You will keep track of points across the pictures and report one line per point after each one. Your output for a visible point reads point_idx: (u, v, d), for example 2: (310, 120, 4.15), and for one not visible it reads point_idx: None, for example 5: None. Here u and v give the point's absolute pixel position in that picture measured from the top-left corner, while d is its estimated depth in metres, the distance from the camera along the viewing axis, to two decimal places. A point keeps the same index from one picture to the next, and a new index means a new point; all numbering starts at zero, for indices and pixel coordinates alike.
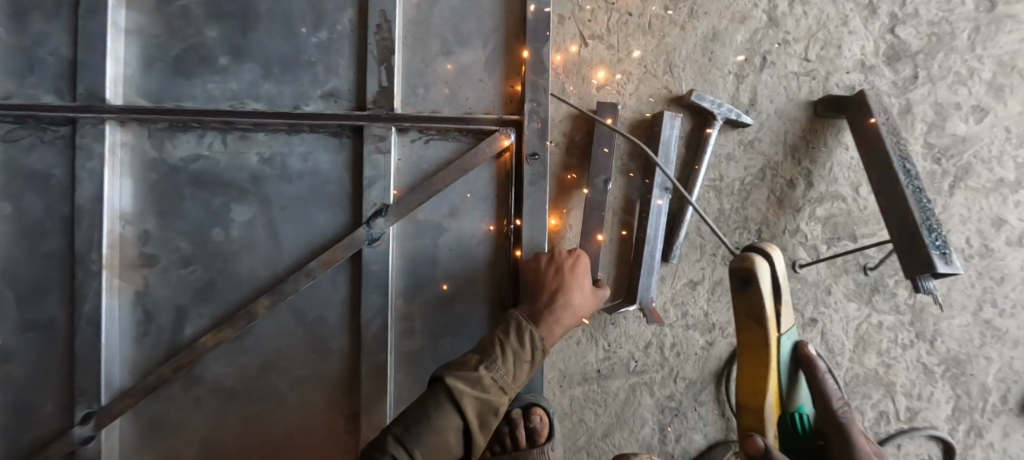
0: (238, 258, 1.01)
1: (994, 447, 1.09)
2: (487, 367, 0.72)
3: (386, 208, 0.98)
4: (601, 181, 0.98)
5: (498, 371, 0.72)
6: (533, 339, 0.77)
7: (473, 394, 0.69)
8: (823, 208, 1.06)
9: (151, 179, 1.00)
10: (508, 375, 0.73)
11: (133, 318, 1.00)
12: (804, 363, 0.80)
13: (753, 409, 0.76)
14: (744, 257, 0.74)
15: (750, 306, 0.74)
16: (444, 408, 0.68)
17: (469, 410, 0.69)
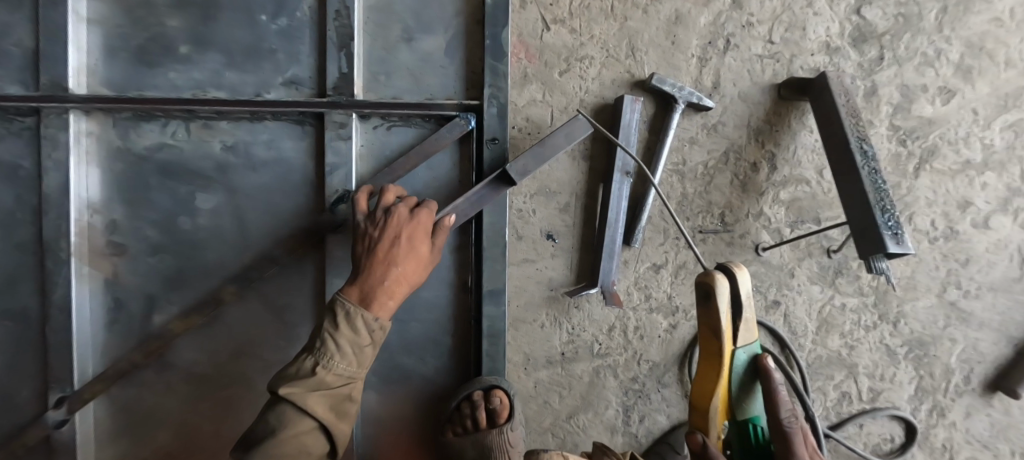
0: (204, 246, 1.03)
1: (957, 427, 1.10)
2: (325, 369, 0.72)
3: (348, 194, 0.99)
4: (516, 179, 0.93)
5: (339, 368, 0.73)
6: (365, 324, 0.75)
7: (323, 396, 0.72)
8: (786, 191, 1.06)
9: (118, 169, 1.01)
10: (351, 366, 0.74)
11: (104, 306, 1.03)
12: (763, 378, 0.72)
13: (702, 415, 0.73)
14: (704, 273, 0.68)
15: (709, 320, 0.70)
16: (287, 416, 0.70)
17: (319, 408, 0.71)
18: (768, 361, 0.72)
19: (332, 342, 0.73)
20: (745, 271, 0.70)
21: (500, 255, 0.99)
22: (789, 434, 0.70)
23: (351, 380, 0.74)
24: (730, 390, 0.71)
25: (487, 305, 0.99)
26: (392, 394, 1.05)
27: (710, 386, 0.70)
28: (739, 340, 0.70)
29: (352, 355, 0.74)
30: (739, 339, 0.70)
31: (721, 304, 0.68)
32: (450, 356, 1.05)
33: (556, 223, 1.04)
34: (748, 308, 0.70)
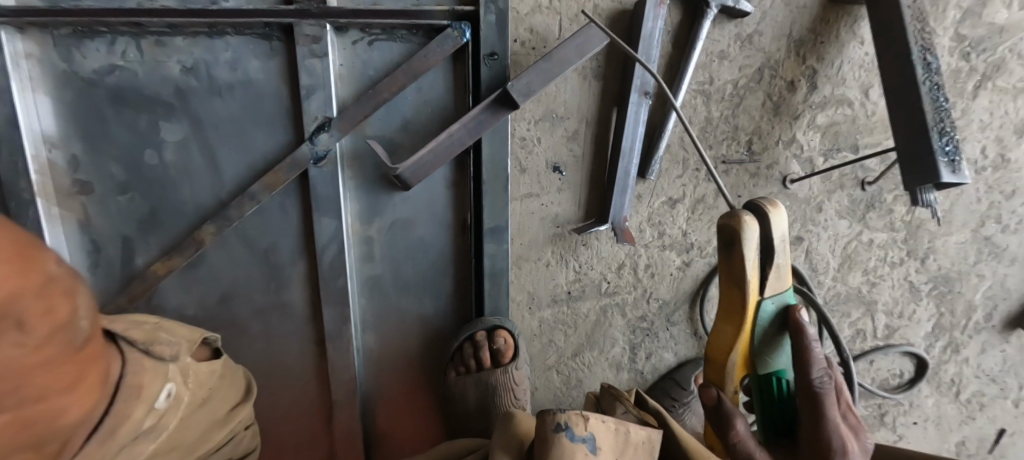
0: (177, 183, 0.93)
1: (968, 362, 1.09)
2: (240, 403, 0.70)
3: (329, 122, 0.87)
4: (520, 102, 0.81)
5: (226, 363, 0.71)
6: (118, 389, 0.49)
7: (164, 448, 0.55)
8: (824, 115, 0.93)
9: (67, 97, 0.88)
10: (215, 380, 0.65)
11: (80, 249, 0.96)
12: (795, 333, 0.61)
13: (717, 368, 0.64)
14: (731, 212, 0.58)
15: (731, 268, 0.60)
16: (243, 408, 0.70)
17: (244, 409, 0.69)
18: (801, 313, 0.61)
19: None
20: (783, 212, 0.60)
21: (501, 190, 0.90)
22: (822, 395, 0.58)
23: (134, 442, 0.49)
24: (751, 344, 0.62)
25: (488, 243, 0.93)
26: (392, 332, 1.02)
27: (731, 338, 0.62)
28: (765, 289, 0.61)
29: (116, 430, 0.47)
30: (768, 287, 0.61)
31: (749, 251, 0.58)
32: (450, 296, 1.01)
33: (563, 153, 0.93)
34: (781, 255, 0.60)
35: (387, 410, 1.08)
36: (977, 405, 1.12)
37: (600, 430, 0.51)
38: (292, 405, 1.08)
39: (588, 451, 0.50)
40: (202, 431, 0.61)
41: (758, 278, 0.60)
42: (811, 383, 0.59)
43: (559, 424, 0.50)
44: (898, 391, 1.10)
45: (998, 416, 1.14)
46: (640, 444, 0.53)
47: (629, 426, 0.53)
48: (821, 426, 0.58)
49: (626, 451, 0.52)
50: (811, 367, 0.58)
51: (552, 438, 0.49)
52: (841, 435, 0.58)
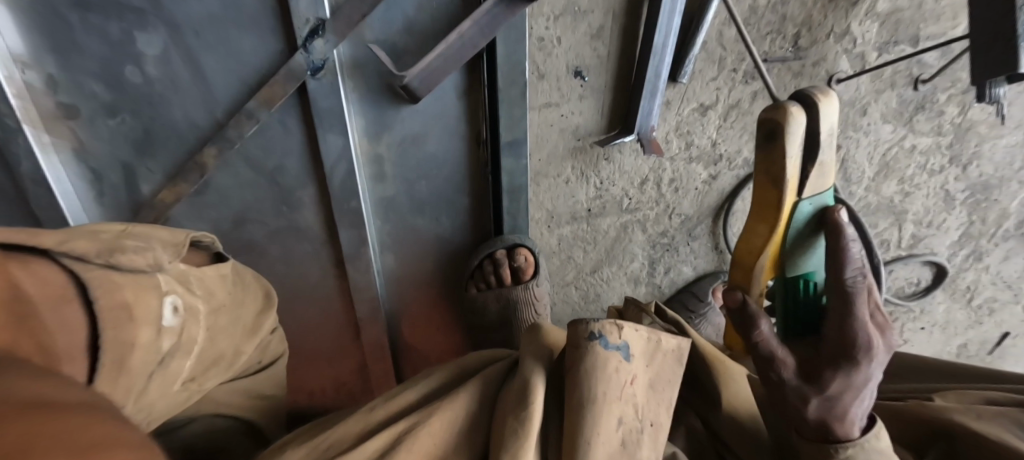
0: (166, 102, 0.86)
1: (988, 270, 1.08)
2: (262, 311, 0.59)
3: (323, 25, 0.77)
4: None
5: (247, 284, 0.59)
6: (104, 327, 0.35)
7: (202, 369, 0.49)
8: (887, 0, 0.79)
9: (24, 4, 0.77)
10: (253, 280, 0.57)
11: (81, 177, 0.92)
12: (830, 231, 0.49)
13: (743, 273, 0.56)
14: (774, 105, 0.47)
15: (769, 167, 0.49)
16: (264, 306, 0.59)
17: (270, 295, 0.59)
18: (842, 212, 0.49)
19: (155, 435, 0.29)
20: (836, 102, 0.48)
21: (519, 100, 0.83)
22: (853, 296, 0.48)
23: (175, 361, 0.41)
24: (782, 247, 0.53)
25: (506, 160, 0.87)
26: (409, 253, 1.01)
27: (761, 240, 0.53)
28: (806, 189, 0.51)
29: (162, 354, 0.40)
30: (808, 187, 0.50)
31: (792, 147, 0.47)
32: (466, 215, 0.97)
33: (586, 56, 0.83)
34: (828, 151, 0.49)
35: (413, 326, 1.10)
36: (987, 310, 1.14)
37: (633, 339, 0.48)
38: (319, 322, 1.11)
39: (621, 359, 0.47)
40: (235, 339, 0.54)
41: (799, 178, 0.50)
42: (841, 283, 0.48)
43: (592, 333, 0.47)
44: (911, 298, 1.11)
45: (1006, 320, 1.16)
46: (670, 351, 0.50)
47: (660, 334, 0.51)
48: (846, 330, 0.48)
49: (658, 359, 0.50)
50: (844, 266, 0.47)
51: (585, 346, 0.46)
52: (867, 343, 0.48)
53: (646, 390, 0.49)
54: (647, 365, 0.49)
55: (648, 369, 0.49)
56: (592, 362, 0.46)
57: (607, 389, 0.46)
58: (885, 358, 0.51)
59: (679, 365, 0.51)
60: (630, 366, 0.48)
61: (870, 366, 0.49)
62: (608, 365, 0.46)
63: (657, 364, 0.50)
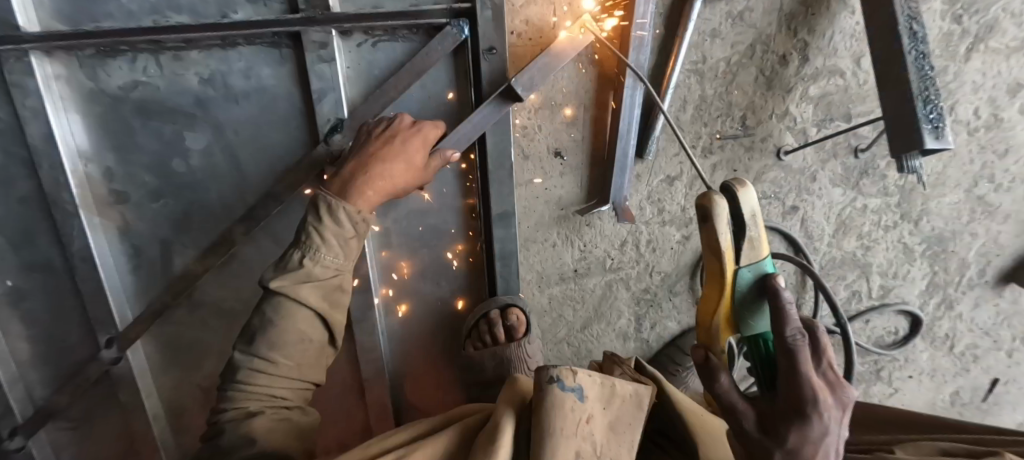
0: (205, 187, 1.00)
1: (962, 317, 1.14)
2: (312, 261, 0.71)
3: (341, 123, 0.93)
4: (520, 91, 0.85)
5: (325, 259, 0.71)
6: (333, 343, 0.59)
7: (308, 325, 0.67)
8: (817, 87, 0.95)
9: (97, 113, 0.94)
10: (338, 257, 0.72)
11: (122, 253, 1.05)
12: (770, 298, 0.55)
13: (706, 330, 0.61)
14: (704, 192, 0.56)
15: (710, 241, 0.58)
16: (285, 309, 0.70)
17: (316, 299, 0.72)
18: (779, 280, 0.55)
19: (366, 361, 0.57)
20: (750, 192, 0.57)
21: (507, 177, 0.95)
22: (797, 353, 0.50)
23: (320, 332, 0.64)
24: (732, 309, 0.60)
25: (497, 229, 0.99)
26: (412, 315, 1.10)
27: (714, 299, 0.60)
28: (743, 256, 0.59)
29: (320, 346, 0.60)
30: (743, 256, 0.58)
31: (721, 226, 0.56)
32: (464, 279, 1.08)
33: (564, 139, 0.97)
34: (753, 229, 0.58)
35: (415, 385, 1.17)
36: (971, 358, 1.17)
37: (587, 383, 0.56)
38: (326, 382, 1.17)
39: (576, 399, 0.54)
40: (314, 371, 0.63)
41: (735, 248, 0.58)
42: (783, 340, 0.50)
43: (550, 377, 0.54)
44: (892, 347, 1.15)
45: (992, 367, 1.19)
46: (626, 396, 0.57)
47: (615, 380, 0.58)
48: (794, 385, 0.50)
49: (615, 401, 0.57)
50: (784, 325, 0.51)
51: (545, 388, 0.54)
52: (816, 397, 0.49)
53: (605, 430, 0.55)
54: (605, 408, 0.56)
55: (604, 411, 0.56)
56: (549, 402, 0.53)
57: (563, 425, 0.52)
58: (840, 417, 0.52)
59: (637, 409, 0.57)
60: (585, 406, 0.55)
61: (822, 421, 0.50)
62: (564, 404, 0.53)
63: (614, 407, 0.57)
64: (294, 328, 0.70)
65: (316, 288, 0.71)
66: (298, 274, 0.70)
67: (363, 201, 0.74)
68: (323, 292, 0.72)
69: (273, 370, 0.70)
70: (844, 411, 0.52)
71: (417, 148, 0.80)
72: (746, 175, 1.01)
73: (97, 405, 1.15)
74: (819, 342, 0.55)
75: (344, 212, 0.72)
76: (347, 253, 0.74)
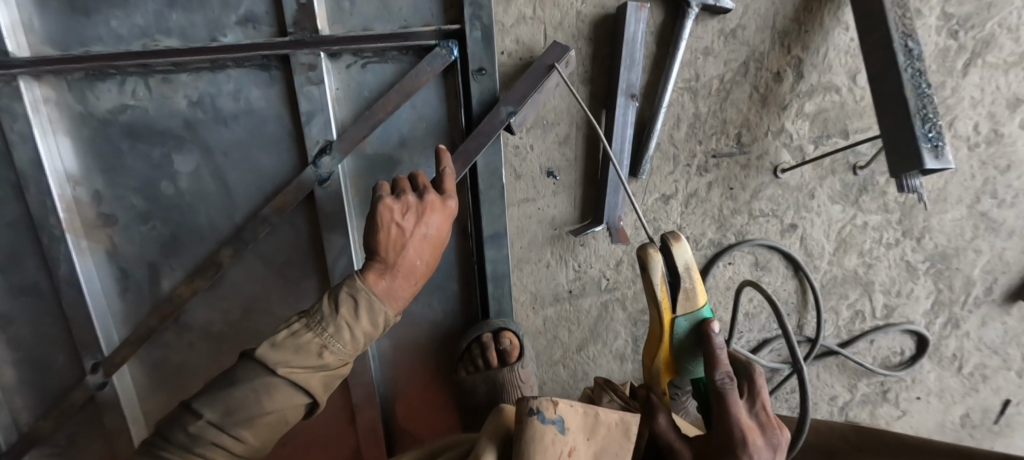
0: (193, 209, 0.99)
1: (969, 336, 1.10)
2: (329, 351, 0.64)
3: (330, 145, 0.91)
4: (506, 112, 0.85)
5: (340, 350, 0.64)
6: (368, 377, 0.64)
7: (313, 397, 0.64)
8: (812, 103, 0.94)
9: (86, 136, 0.94)
10: (354, 349, 0.66)
11: (110, 276, 1.03)
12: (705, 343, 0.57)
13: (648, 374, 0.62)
14: (639, 246, 0.59)
15: (648, 290, 0.60)
16: (279, 394, 0.63)
17: (319, 389, 0.65)
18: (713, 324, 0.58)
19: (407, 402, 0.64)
20: (685, 242, 0.59)
21: (498, 197, 0.94)
22: (725, 396, 0.53)
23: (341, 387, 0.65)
24: (672, 355, 0.60)
25: (489, 250, 0.97)
26: (404, 338, 1.08)
27: (652, 347, 0.61)
28: (678, 306, 0.60)
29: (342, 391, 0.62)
30: (680, 305, 0.59)
31: (655, 276, 0.58)
32: (457, 301, 1.05)
33: (556, 158, 0.96)
34: (687, 277, 0.59)
35: (405, 408, 1.14)
36: (980, 377, 1.14)
37: (569, 414, 0.53)
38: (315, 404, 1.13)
39: (557, 431, 0.52)
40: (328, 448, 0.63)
41: (668, 297, 0.59)
42: (714, 384, 0.54)
43: (531, 409, 0.52)
44: (899, 368, 1.11)
45: (1002, 387, 1.15)
46: (612, 425, 0.54)
47: (600, 408, 0.55)
48: (723, 426, 0.53)
49: (600, 431, 0.54)
50: (713, 370, 0.54)
51: (524, 421, 0.51)
52: (743, 439, 0.52)
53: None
54: (589, 439, 0.54)
55: (587, 442, 0.54)
56: (528, 437, 0.50)
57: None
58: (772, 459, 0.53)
59: (626, 439, 0.54)
60: (566, 438, 0.53)
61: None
62: (545, 438, 0.51)
63: (600, 438, 0.54)
64: (277, 409, 0.63)
65: (321, 377, 0.65)
66: (309, 361, 0.63)
67: (396, 305, 0.69)
68: (328, 378, 0.66)
69: (238, 450, 0.64)
70: (774, 454, 0.54)
71: (444, 229, 0.74)
72: (743, 193, 0.99)
73: (81, 431, 1.12)
74: (754, 385, 0.58)
75: (382, 315, 0.66)
76: (362, 344, 0.67)
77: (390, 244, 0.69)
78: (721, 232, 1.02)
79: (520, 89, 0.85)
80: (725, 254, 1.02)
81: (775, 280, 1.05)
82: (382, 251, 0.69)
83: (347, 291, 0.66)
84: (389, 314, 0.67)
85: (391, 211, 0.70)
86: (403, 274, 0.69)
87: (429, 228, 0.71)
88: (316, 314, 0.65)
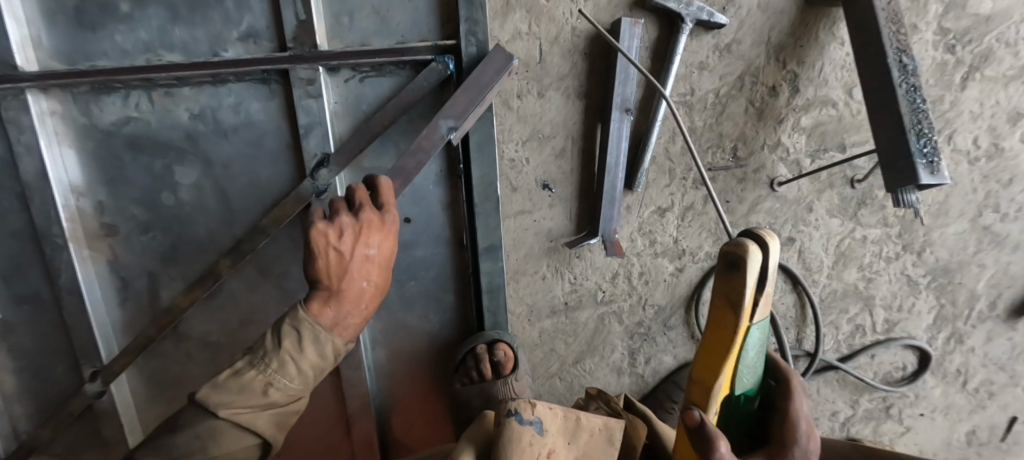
0: (193, 220, 1.00)
1: (974, 352, 1.09)
2: (275, 386, 0.64)
3: (327, 157, 0.93)
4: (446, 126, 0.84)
5: (288, 387, 0.64)
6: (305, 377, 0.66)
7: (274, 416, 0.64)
8: (808, 116, 0.94)
9: (90, 147, 0.96)
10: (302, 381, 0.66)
11: (110, 286, 1.04)
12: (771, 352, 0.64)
13: (699, 389, 0.52)
14: (738, 240, 0.48)
15: (729, 295, 0.49)
16: (225, 435, 0.62)
17: (265, 425, 0.64)
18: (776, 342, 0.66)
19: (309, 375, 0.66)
20: (776, 242, 0.51)
21: (493, 210, 0.94)
22: (797, 393, 0.58)
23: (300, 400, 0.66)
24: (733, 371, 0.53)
25: (484, 261, 0.97)
26: (400, 349, 1.08)
27: (718, 365, 0.50)
28: (756, 314, 0.51)
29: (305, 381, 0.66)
30: (757, 316, 0.51)
31: (752, 281, 0.48)
32: (453, 313, 1.06)
33: (551, 171, 0.96)
34: (771, 285, 0.51)
35: (402, 418, 1.14)
36: (985, 394, 1.12)
37: (548, 416, 0.53)
38: (312, 414, 1.13)
39: (534, 433, 0.51)
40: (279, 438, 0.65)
41: (752, 304, 0.50)
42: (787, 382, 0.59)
43: (509, 410, 0.52)
44: (902, 383, 1.10)
45: (1009, 404, 1.13)
46: (595, 430, 0.54)
47: (582, 413, 0.55)
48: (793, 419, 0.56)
49: (581, 437, 0.54)
50: (795, 400, 0.57)
51: (502, 423, 0.51)
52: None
53: None
54: (569, 443, 0.54)
55: (568, 446, 0.53)
56: (507, 438, 0.50)
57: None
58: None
59: (607, 443, 0.54)
60: (545, 440, 0.52)
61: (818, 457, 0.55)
62: (522, 438, 0.51)
63: (581, 442, 0.54)
64: (224, 454, 0.62)
65: (270, 414, 0.64)
66: (254, 400, 0.63)
67: (344, 329, 0.70)
68: (278, 415, 0.65)
69: None
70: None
71: (388, 247, 0.76)
72: (740, 206, 0.99)
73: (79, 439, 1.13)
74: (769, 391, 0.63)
75: (329, 344, 0.68)
76: (310, 377, 0.67)
77: (330, 271, 0.70)
78: (718, 244, 1.01)
79: (461, 102, 0.84)
80: None
81: (773, 294, 1.05)
82: (324, 276, 0.70)
83: (290, 323, 0.66)
84: (335, 339, 0.68)
85: (326, 235, 0.71)
86: (345, 299, 0.70)
87: (369, 245, 0.73)
88: (259, 350, 0.65)
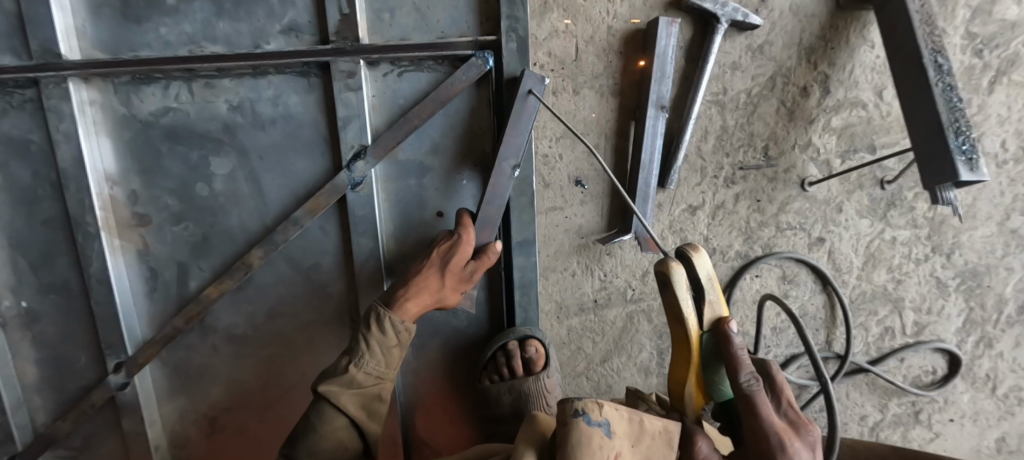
0: (226, 211, 1.01)
1: (1003, 356, 1.08)
2: (357, 367, 0.80)
3: (364, 150, 0.93)
4: (509, 166, 0.88)
5: (369, 367, 0.80)
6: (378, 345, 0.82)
7: (355, 394, 0.79)
8: (839, 118, 0.96)
9: (127, 137, 0.97)
10: (380, 365, 0.82)
11: (139, 277, 1.04)
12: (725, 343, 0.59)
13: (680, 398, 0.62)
14: (661, 259, 0.59)
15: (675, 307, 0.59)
16: (325, 414, 0.78)
17: (352, 405, 0.79)
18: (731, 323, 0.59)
19: (376, 345, 0.82)
20: (704, 255, 0.60)
21: (528, 204, 0.95)
22: (752, 399, 0.55)
23: (380, 379, 0.82)
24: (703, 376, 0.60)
25: (517, 257, 0.97)
26: (428, 346, 1.07)
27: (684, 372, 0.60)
28: (705, 319, 0.60)
29: (381, 355, 0.82)
30: (705, 322, 0.60)
31: (682, 293, 0.58)
32: (482, 309, 1.05)
33: (585, 168, 0.97)
34: (711, 291, 0.60)
35: (425, 418, 1.12)
36: (1015, 400, 1.11)
37: (615, 418, 0.52)
38: None
39: (603, 435, 0.50)
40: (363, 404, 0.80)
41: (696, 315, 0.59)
42: (741, 387, 0.56)
43: (576, 410, 0.50)
44: (931, 387, 1.09)
45: None
46: (656, 433, 0.54)
47: (645, 416, 0.54)
48: (755, 429, 0.55)
49: (644, 440, 0.53)
50: (739, 372, 0.56)
51: (570, 423, 0.50)
52: (781, 442, 0.54)
53: None
54: (633, 445, 0.53)
55: (632, 449, 0.52)
56: (575, 440, 0.49)
57: None
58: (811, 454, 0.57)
59: (667, 447, 0.54)
60: (613, 442, 0.51)
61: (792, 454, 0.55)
62: (591, 441, 0.49)
63: (644, 445, 0.53)
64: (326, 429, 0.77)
65: (351, 393, 0.79)
66: (340, 378, 0.79)
67: (406, 312, 0.84)
68: (358, 396, 0.80)
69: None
70: (811, 448, 0.58)
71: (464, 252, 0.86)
72: (771, 206, 0.99)
73: (99, 432, 1.11)
74: (777, 383, 0.61)
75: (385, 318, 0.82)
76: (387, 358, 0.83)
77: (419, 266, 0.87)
78: (748, 244, 1.01)
79: (514, 139, 0.87)
80: (752, 267, 1.02)
81: (802, 294, 1.05)
82: (409, 273, 0.87)
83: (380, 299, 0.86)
84: (395, 318, 0.82)
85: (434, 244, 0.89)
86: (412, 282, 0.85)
87: (446, 262, 0.86)
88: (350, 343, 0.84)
